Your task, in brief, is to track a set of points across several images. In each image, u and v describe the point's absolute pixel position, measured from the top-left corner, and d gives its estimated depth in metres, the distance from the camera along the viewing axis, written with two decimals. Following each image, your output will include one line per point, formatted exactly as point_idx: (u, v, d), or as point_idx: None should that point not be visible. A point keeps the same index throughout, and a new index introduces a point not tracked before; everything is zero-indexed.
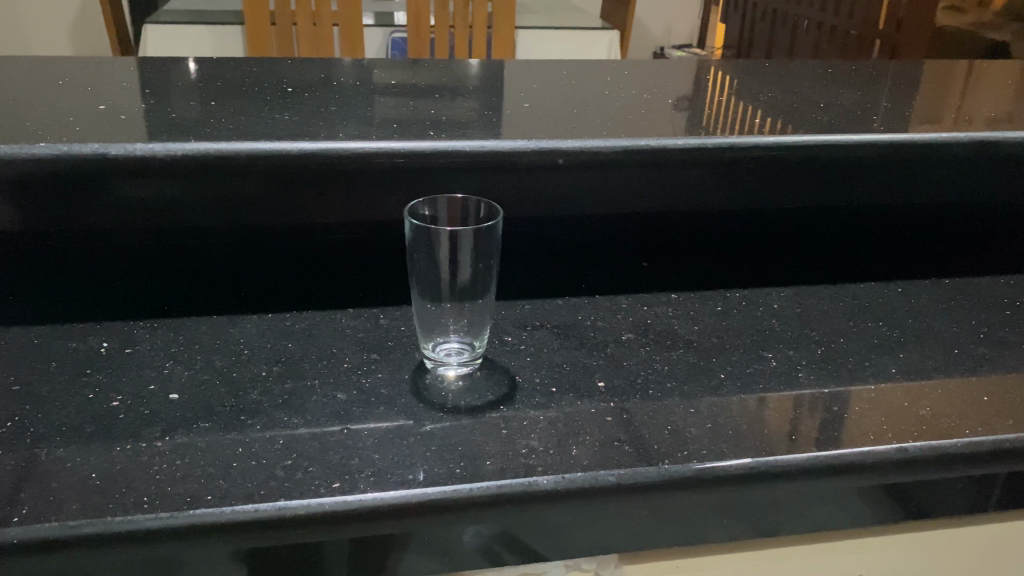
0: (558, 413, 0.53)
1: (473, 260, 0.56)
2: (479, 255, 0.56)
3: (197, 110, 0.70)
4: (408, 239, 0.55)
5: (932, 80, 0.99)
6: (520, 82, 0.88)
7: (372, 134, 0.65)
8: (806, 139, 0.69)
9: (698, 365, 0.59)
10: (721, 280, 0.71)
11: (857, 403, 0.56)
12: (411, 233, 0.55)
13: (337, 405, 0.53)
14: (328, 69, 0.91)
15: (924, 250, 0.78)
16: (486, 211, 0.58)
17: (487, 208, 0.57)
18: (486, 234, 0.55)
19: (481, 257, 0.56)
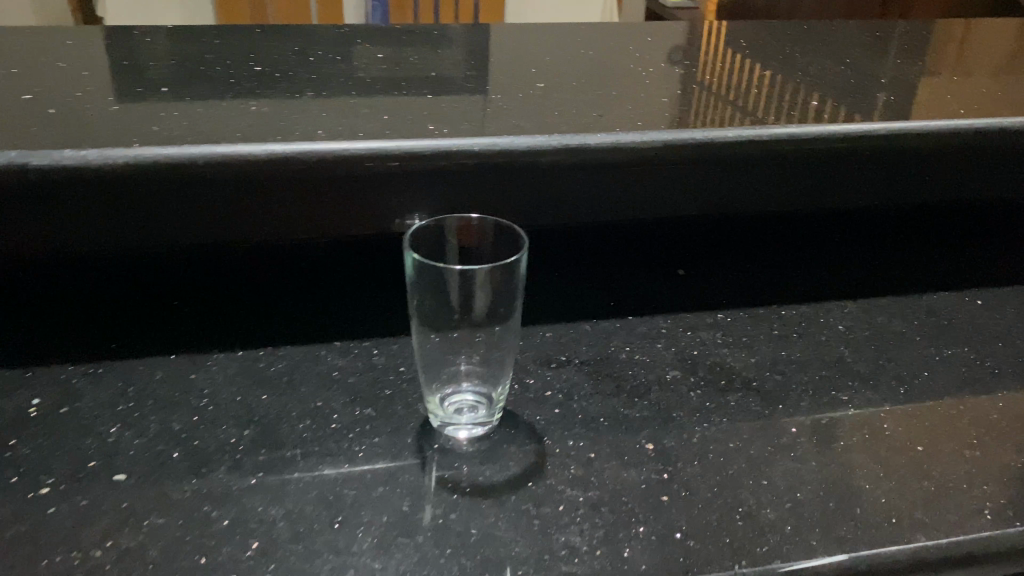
0: (601, 491, 0.43)
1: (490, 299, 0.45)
2: (499, 293, 0.45)
3: (145, 97, 0.58)
4: (410, 275, 0.43)
5: (992, 39, 0.87)
6: (531, 52, 0.75)
7: (359, 128, 0.53)
8: (880, 126, 0.58)
9: (762, 414, 0.49)
10: (773, 294, 0.61)
11: (962, 464, 0.45)
12: (413, 269, 0.43)
13: (325, 486, 0.43)
14: (303, 37, 0.78)
15: (1002, 244, 0.67)
16: (508, 234, 0.46)
17: (512, 233, 0.45)
18: (509, 271, 0.44)
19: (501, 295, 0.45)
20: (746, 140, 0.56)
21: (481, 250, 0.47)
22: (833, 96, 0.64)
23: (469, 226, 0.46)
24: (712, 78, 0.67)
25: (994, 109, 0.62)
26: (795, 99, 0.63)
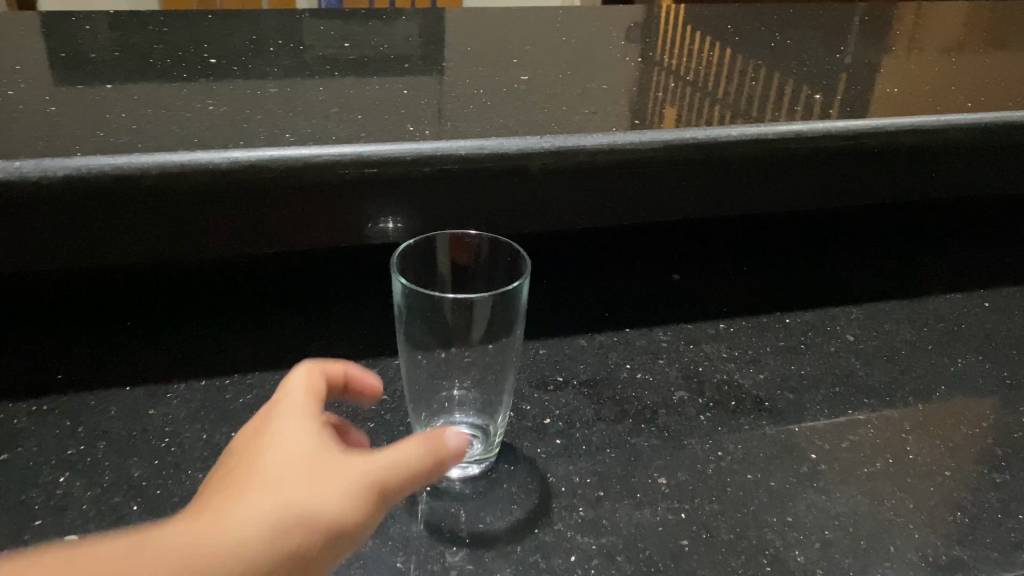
0: (615, 537, 0.39)
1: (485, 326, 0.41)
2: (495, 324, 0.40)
3: (87, 95, 0.51)
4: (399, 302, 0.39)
5: (979, 22, 0.85)
6: (509, 39, 0.70)
7: (331, 131, 0.48)
8: (888, 123, 0.54)
9: (778, 439, 0.45)
10: (774, 302, 0.57)
11: (993, 491, 0.43)
12: (402, 295, 0.39)
13: None
14: (260, 23, 0.72)
15: (1004, 241, 0.65)
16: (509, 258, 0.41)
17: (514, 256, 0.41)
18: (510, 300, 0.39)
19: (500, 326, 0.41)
20: (750, 140, 0.52)
21: (477, 271, 0.43)
22: (834, 88, 0.60)
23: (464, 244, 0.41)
24: (706, 68, 0.63)
25: (1001, 102, 0.59)
26: (795, 92, 0.59)
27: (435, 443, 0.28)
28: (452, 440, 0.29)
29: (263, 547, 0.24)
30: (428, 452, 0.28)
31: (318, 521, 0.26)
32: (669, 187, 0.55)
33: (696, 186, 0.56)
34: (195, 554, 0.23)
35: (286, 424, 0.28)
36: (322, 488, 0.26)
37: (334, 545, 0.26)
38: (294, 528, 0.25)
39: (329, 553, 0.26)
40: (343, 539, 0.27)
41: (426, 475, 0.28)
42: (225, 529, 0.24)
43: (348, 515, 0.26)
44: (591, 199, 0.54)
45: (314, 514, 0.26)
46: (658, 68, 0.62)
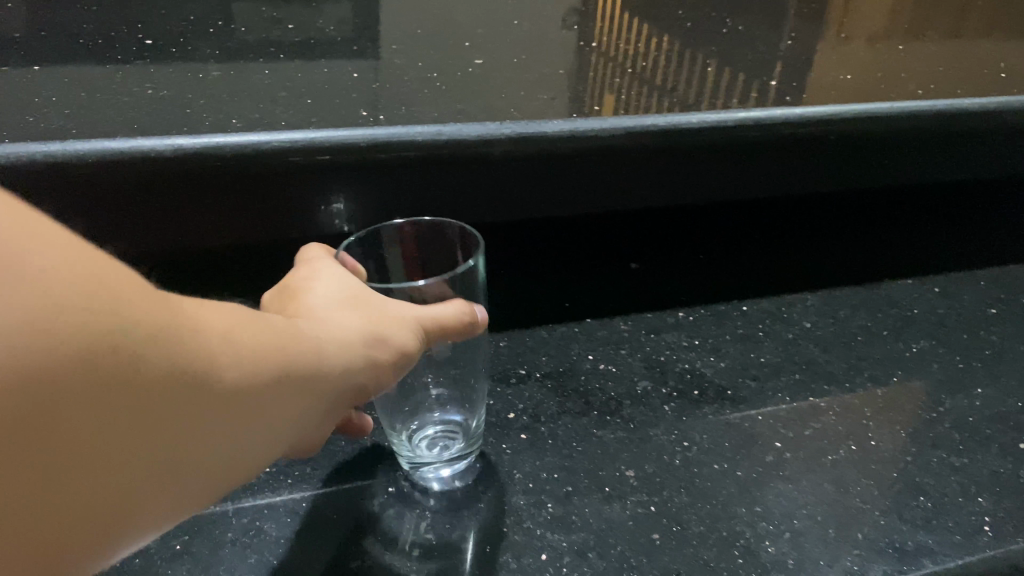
0: (586, 533, 0.38)
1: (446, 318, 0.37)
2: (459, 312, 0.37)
3: (13, 77, 0.48)
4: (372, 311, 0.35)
5: (920, 8, 0.86)
6: (459, 22, 0.68)
7: (281, 117, 0.46)
8: (843, 109, 0.54)
9: (742, 428, 0.45)
10: (732, 291, 0.57)
11: (953, 474, 0.43)
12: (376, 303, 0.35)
13: (265, 549, 0.36)
14: (198, 3, 0.68)
15: (951, 226, 0.66)
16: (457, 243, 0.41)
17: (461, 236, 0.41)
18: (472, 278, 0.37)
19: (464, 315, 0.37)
20: (710, 127, 0.51)
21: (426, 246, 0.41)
22: (789, 75, 0.60)
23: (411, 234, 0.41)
24: (661, 54, 0.62)
25: (950, 89, 0.59)
26: (751, 79, 0.59)
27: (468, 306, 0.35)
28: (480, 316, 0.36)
29: (359, 348, 0.29)
30: (464, 313, 0.35)
31: (391, 341, 0.31)
32: (627, 174, 0.55)
33: (653, 174, 0.55)
34: (319, 340, 0.28)
35: (333, 275, 0.33)
36: (390, 313, 0.32)
37: (394, 368, 0.32)
38: (379, 343, 0.31)
39: (392, 374, 0.32)
40: (402, 366, 0.32)
41: (458, 335, 0.35)
42: (331, 329, 0.29)
43: (409, 340, 0.32)
44: (547, 187, 0.53)
45: (387, 335, 0.31)
46: (614, 54, 0.61)
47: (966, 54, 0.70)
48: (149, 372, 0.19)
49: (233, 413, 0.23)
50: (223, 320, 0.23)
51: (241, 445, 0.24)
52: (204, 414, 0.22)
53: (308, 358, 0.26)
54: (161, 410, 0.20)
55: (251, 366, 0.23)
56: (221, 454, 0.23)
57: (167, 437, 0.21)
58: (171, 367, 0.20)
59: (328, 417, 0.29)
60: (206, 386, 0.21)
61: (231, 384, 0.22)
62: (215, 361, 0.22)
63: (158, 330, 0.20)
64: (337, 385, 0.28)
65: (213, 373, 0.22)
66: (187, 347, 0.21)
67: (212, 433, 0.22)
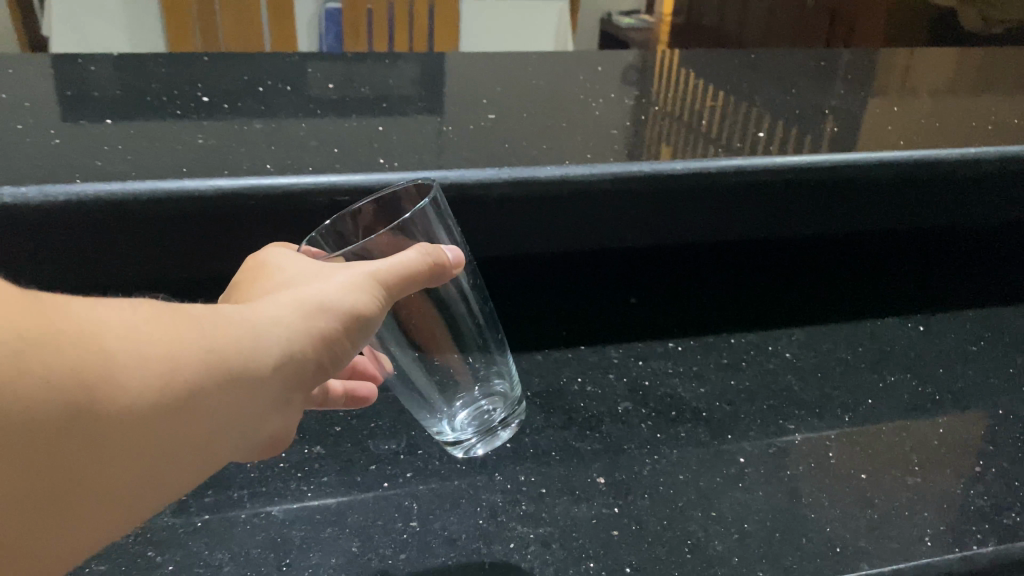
0: (553, 528, 0.43)
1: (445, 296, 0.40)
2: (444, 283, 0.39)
3: (88, 130, 0.57)
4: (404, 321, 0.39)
5: (932, 61, 0.89)
6: (482, 79, 0.75)
7: (307, 163, 0.53)
8: (822, 157, 0.59)
9: (710, 444, 0.49)
10: (721, 324, 0.62)
11: (904, 491, 0.46)
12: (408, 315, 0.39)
13: (272, 529, 0.42)
14: (253, 64, 0.77)
15: (942, 269, 0.69)
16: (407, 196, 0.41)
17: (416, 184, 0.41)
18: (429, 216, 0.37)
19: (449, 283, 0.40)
20: (692, 173, 0.56)
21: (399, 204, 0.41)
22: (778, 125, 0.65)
23: (370, 211, 0.40)
24: (661, 106, 0.68)
25: (932, 138, 0.63)
26: (742, 127, 0.63)
27: (431, 249, 0.34)
28: (448, 253, 0.35)
29: (306, 329, 0.29)
30: (427, 260, 0.34)
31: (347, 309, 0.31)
32: (621, 212, 0.60)
33: (645, 212, 0.61)
34: (255, 329, 0.28)
35: (287, 260, 0.34)
36: (342, 278, 0.31)
37: (355, 334, 0.31)
38: (324, 314, 0.30)
39: (354, 343, 0.31)
40: (364, 330, 0.32)
41: (427, 280, 0.34)
42: (273, 314, 0.29)
43: (367, 303, 0.31)
44: (545, 221, 0.59)
45: (333, 303, 0.30)
46: (617, 107, 0.67)
47: (963, 106, 0.73)
48: (32, 411, 0.20)
49: (148, 429, 0.23)
50: (129, 327, 0.23)
51: (170, 452, 0.24)
52: (110, 436, 0.22)
53: (240, 355, 0.26)
54: (63, 440, 0.21)
55: (169, 377, 0.23)
56: (157, 462, 0.24)
57: (67, 464, 0.21)
58: (59, 397, 0.20)
59: (283, 403, 0.29)
60: (103, 409, 0.22)
61: (139, 400, 0.23)
62: (116, 377, 0.22)
63: (43, 360, 0.20)
64: (283, 374, 0.28)
65: (114, 391, 0.22)
66: (79, 368, 0.21)
67: (128, 450, 0.23)
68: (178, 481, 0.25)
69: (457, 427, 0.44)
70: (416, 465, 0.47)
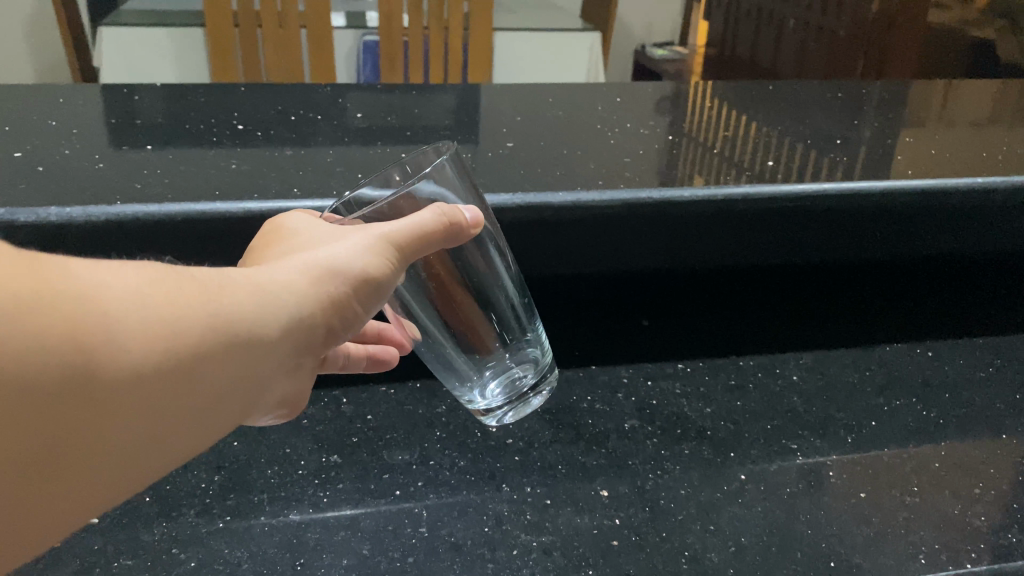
0: (555, 536, 0.45)
1: (474, 273, 0.40)
2: (470, 257, 0.40)
3: (130, 155, 0.60)
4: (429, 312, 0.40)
5: (951, 91, 0.90)
6: (506, 107, 0.78)
7: (332, 187, 0.56)
8: (829, 185, 0.60)
9: (713, 461, 0.51)
10: (730, 346, 0.63)
11: (902, 510, 0.47)
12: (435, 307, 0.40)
13: (289, 531, 0.45)
14: (289, 95, 0.81)
15: (954, 296, 0.70)
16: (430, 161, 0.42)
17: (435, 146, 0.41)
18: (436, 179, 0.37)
19: (477, 257, 0.40)
20: (701, 199, 0.58)
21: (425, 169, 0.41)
22: (791, 152, 0.66)
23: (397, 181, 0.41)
24: (677, 135, 0.70)
25: (943, 167, 0.64)
26: (754, 154, 0.65)
27: (446, 208, 0.35)
28: (467, 214, 0.36)
29: (307, 293, 0.32)
30: (442, 220, 0.35)
31: (350, 274, 0.33)
32: (631, 233, 0.62)
33: (656, 233, 0.63)
34: (256, 293, 0.30)
35: (305, 222, 0.36)
36: (351, 243, 0.33)
37: (360, 295, 0.34)
38: (327, 281, 0.32)
39: (358, 304, 0.34)
40: (370, 291, 0.34)
41: (442, 241, 0.36)
42: (280, 279, 0.31)
43: (375, 265, 0.33)
44: (558, 237, 0.62)
45: (340, 268, 0.33)
46: (633, 137, 0.69)
47: (977, 136, 0.74)
48: (32, 370, 0.22)
49: (146, 387, 0.25)
50: (131, 291, 0.25)
51: (169, 409, 0.26)
52: (110, 394, 0.24)
53: (239, 319, 0.28)
54: (67, 394, 0.23)
55: (166, 340, 0.25)
56: (159, 413, 0.26)
57: (68, 419, 0.23)
58: (59, 357, 0.22)
59: (283, 362, 0.31)
60: (102, 369, 0.24)
61: (137, 361, 0.24)
62: (115, 340, 0.24)
63: (42, 324, 0.22)
64: (282, 336, 0.30)
65: (110, 353, 0.24)
66: (79, 331, 0.23)
67: (126, 406, 0.25)
68: (178, 433, 0.27)
69: (489, 396, 0.46)
70: (428, 475, 0.49)
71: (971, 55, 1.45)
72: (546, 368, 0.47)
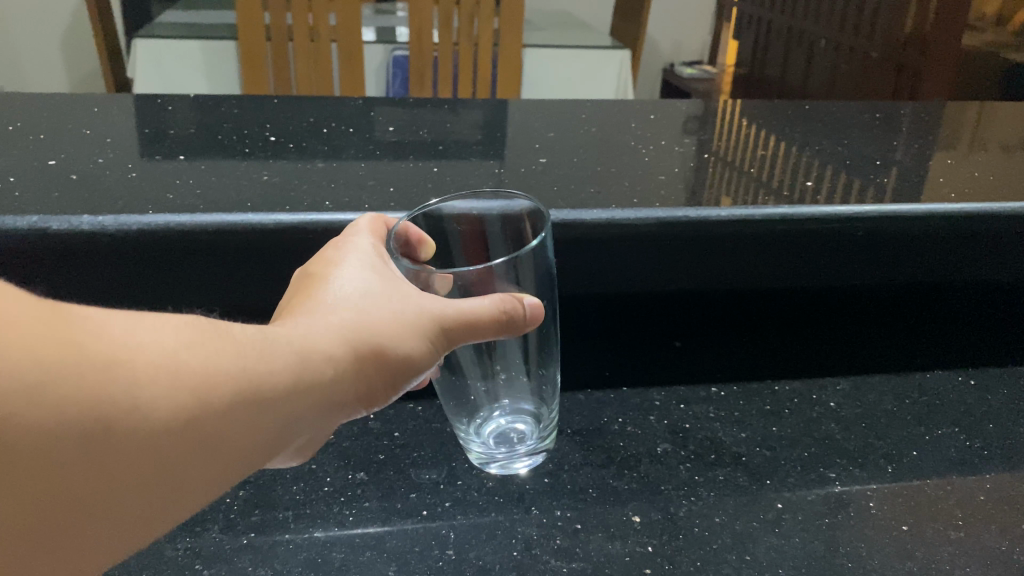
0: (586, 564, 0.44)
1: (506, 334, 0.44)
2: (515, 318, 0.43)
3: (162, 165, 0.60)
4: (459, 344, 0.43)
5: (992, 113, 0.88)
6: (538, 123, 0.77)
7: (364, 200, 0.55)
8: (872, 208, 0.58)
9: (749, 489, 0.50)
10: (765, 371, 0.62)
11: (946, 545, 0.46)
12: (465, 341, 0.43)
13: (313, 549, 0.44)
14: (321, 108, 0.81)
15: (995, 326, 0.68)
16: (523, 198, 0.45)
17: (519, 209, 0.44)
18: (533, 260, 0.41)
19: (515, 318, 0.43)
20: (738, 220, 0.56)
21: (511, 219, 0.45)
22: (828, 171, 0.65)
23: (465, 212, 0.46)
24: (712, 153, 0.69)
25: (987, 190, 0.62)
26: (790, 174, 0.64)
27: (507, 302, 0.38)
28: (527, 305, 0.38)
29: (344, 358, 0.33)
30: (497, 309, 0.37)
31: (383, 339, 0.34)
32: (669, 256, 0.61)
33: (694, 257, 0.61)
34: (296, 360, 0.31)
35: (356, 259, 0.38)
36: (397, 314, 0.35)
37: (392, 359, 0.35)
38: (367, 351, 0.34)
39: (392, 381, 0.35)
40: (402, 356, 0.35)
41: (494, 329, 0.38)
42: (326, 342, 0.32)
43: (415, 335, 0.35)
44: (593, 260, 0.60)
45: (378, 333, 0.34)
46: (667, 155, 0.68)
47: (1021, 160, 0.72)
48: (47, 432, 0.23)
49: (168, 453, 0.26)
50: (164, 355, 0.26)
51: (186, 476, 0.27)
52: (128, 458, 0.25)
53: (269, 387, 0.29)
54: (91, 457, 0.24)
55: (192, 408, 0.26)
56: (183, 476, 0.27)
57: (81, 482, 0.24)
58: (80, 423, 0.23)
59: (307, 430, 0.32)
60: (123, 434, 0.24)
61: (161, 427, 0.25)
62: (137, 404, 0.25)
63: (64, 389, 0.23)
64: (313, 406, 0.31)
65: (134, 418, 0.25)
66: (102, 395, 0.24)
67: (143, 472, 0.25)
68: (190, 505, 0.28)
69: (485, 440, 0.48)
70: (455, 495, 0.48)
71: (1007, 78, 1.43)
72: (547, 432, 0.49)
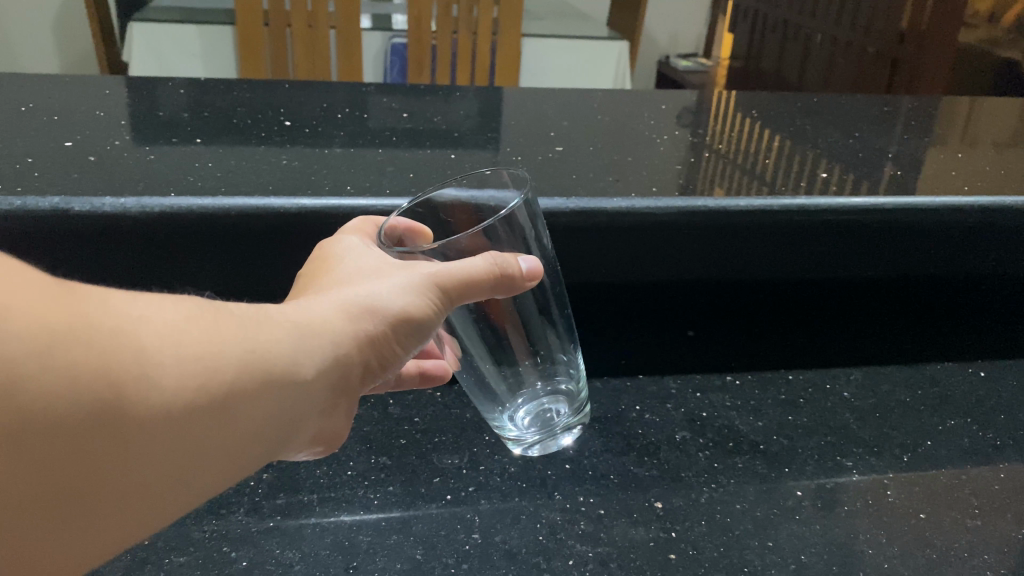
0: (611, 548, 0.44)
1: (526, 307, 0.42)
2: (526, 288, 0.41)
3: (181, 148, 0.60)
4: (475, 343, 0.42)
5: (995, 109, 0.89)
6: (550, 110, 0.77)
7: (384, 186, 0.56)
8: (887, 199, 0.58)
9: (767, 476, 0.50)
10: (777, 360, 0.62)
11: (963, 533, 0.47)
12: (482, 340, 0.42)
13: (340, 532, 0.44)
14: (333, 92, 0.81)
15: (1003, 321, 0.69)
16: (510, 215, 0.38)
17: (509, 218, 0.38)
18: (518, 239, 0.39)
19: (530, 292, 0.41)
20: (756, 210, 0.57)
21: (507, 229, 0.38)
22: (841, 164, 0.65)
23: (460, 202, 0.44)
24: (724, 144, 0.69)
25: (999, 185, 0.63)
26: (806, 168, 0.64)
27: (501, 259, 0.37)
28: (525, 267, 0.38)
29: (342, 331, 0.33)
30: (493, 270, 0.37)
31: (382, 311, 0.35)
32: (683, 247, 0.61)
33: (708, 244, 0.61)
34: (295, 332, 0.31)
35: (355, 251, 0.39)
36: (390, 283, 0.36)
37: (391, 330, 0.35)
38: (364, 321, 0.34)
39: (390, 342, 0.36)
40: (403, 325, 0.35)
41: (493, 288, 0.37)
42: (324, 319, 0.33)
43: (411, 302, 0.35)
44: (610, 251, 0.61)
45: (376, 305, 0.35)
46: (683, 145, 0.68)
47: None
48: (57, 403, 0.22)
49: (179, 424, 0.26)
50: (168, 327, 0.26)
51: (198, 448, 0.27)
52: (138, 428, 0.25)
53: (272, 358, 0.30)
54: (105, 429, 0.24)
55: (198, 377, 0.26)
56: (195, 449, 0.27)
57: (93, 456, 0.24)
58: (91, 392, 0.23)
59: (314, 401, 0.33)
60: (131, 405, 0.24)
61: (168, 398, 0.25)
62: (143, 373, 0.25)
63: (75, 357, 0.23)
64: (313, 378, 0.32)
65: (142, 390, 0.25)
66: (111, 364, 0.24)
67: (154, 444, 0.25)
68: (200, 482, 0.28)
69: (521, 427, 0.46)
70: (478, 480, 0.48)
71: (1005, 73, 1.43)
72: (580, 405, 0.48)
